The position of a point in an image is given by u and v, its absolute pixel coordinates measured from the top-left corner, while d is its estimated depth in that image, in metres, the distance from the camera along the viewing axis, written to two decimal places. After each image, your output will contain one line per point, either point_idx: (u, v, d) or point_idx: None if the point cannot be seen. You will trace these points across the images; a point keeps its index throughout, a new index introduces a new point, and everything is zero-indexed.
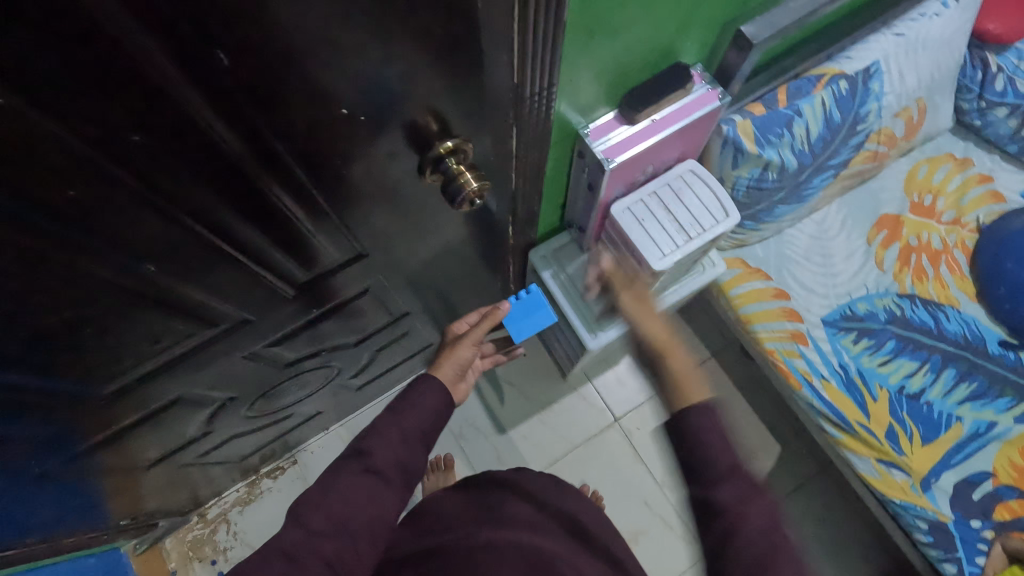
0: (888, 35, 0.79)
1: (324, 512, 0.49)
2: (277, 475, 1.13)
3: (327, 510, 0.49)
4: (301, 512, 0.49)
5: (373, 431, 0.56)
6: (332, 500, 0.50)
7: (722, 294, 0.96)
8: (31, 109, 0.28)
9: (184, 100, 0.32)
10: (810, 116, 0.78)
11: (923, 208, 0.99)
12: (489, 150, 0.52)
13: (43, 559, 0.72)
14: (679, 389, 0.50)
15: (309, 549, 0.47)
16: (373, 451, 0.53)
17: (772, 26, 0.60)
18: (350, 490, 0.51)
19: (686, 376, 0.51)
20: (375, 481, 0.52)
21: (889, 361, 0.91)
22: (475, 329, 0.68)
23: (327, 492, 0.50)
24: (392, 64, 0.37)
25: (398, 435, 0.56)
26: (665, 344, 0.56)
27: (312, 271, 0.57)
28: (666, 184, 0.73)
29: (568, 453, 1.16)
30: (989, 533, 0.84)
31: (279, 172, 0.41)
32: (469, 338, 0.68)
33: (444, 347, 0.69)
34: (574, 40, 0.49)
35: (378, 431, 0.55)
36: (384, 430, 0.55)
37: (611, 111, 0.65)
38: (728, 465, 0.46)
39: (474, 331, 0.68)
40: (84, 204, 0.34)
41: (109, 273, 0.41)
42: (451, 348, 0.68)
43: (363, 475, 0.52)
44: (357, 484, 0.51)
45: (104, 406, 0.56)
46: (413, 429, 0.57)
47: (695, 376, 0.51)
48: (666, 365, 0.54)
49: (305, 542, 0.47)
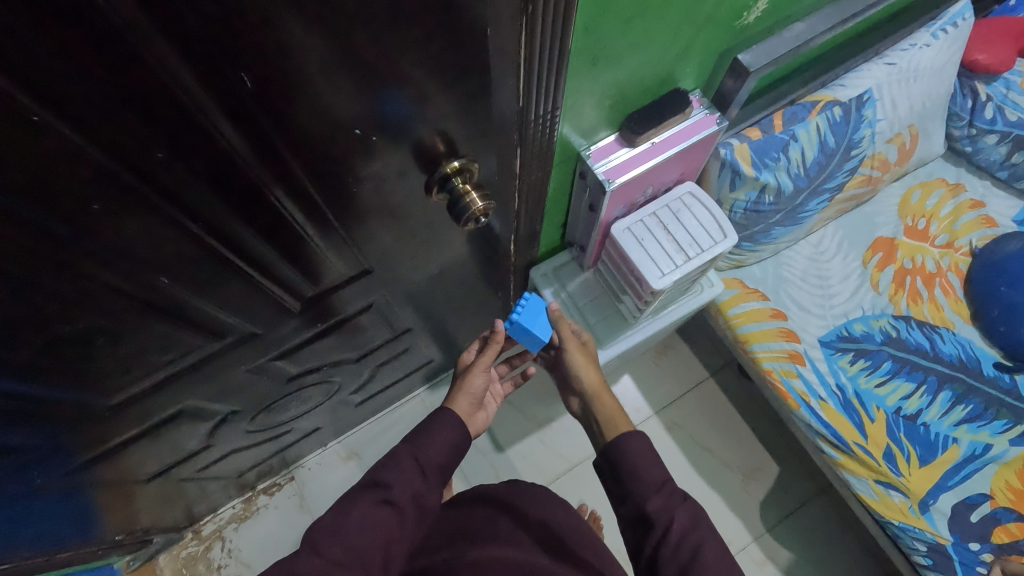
0: (880, 64, 0.82)
1: (339, 543, 0.49)
2: (273, 492, 1.13)
3: (344, 540, 0.49)
4: (319, 543, 0.48)
5: (390, 462, 0.55)
6: (347, 530, 0.50)
7: (721, 314, 0.97)
8: (65, 125, 0.29)
9: (207, 120, 0.34)
10: (805, 141, 0.80)
11: (917, 231, 1.01)
12: (494, 170, 0.54)
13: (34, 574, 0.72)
14: (611, 426, 0.62)
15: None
16: (391, 483, 0.54)
17: (767, 55, 0.61)
18: (365, 519, 0.51)
19: (616, 416, 0.63)
20: (390, 513, 0.52)
21: (885, 382, 0.92)
22: (483, 356, 0.68)
23: (343, 519, 0.50)
24: (404, 87, 0.38)
25: (414, 464, 0.56)
26: (599, 389, 0.67)
27: (318, 286, 0.58)
28: (666, 206, 0.75)
29: (566, 472, 1.15)
30: (987, 556, 0.84)
31: (292, 189, 0.43)
32: (480, 365, 0.68)
33: (457, 378, 0.70)
34: (579, 66, 0.51)
35: (394, 459, 0.55)
36: (399, 459, 0.55)
37: (612, 134, 0.67)
38: (655, 483, 0.53)
39: (483, 358, 0.67)
40: (105, 217, 0.36)
41: (124, 285, 0.42)
42: (463, 379, 0.68)
43: (379, 506, 0.52)
44: (373, 515, 0.51)
45: (108, 418, 0.56)
46: (431, 463, 0.57)
47: (622, 416, 0.63)
48: (600, 407, 0.65)
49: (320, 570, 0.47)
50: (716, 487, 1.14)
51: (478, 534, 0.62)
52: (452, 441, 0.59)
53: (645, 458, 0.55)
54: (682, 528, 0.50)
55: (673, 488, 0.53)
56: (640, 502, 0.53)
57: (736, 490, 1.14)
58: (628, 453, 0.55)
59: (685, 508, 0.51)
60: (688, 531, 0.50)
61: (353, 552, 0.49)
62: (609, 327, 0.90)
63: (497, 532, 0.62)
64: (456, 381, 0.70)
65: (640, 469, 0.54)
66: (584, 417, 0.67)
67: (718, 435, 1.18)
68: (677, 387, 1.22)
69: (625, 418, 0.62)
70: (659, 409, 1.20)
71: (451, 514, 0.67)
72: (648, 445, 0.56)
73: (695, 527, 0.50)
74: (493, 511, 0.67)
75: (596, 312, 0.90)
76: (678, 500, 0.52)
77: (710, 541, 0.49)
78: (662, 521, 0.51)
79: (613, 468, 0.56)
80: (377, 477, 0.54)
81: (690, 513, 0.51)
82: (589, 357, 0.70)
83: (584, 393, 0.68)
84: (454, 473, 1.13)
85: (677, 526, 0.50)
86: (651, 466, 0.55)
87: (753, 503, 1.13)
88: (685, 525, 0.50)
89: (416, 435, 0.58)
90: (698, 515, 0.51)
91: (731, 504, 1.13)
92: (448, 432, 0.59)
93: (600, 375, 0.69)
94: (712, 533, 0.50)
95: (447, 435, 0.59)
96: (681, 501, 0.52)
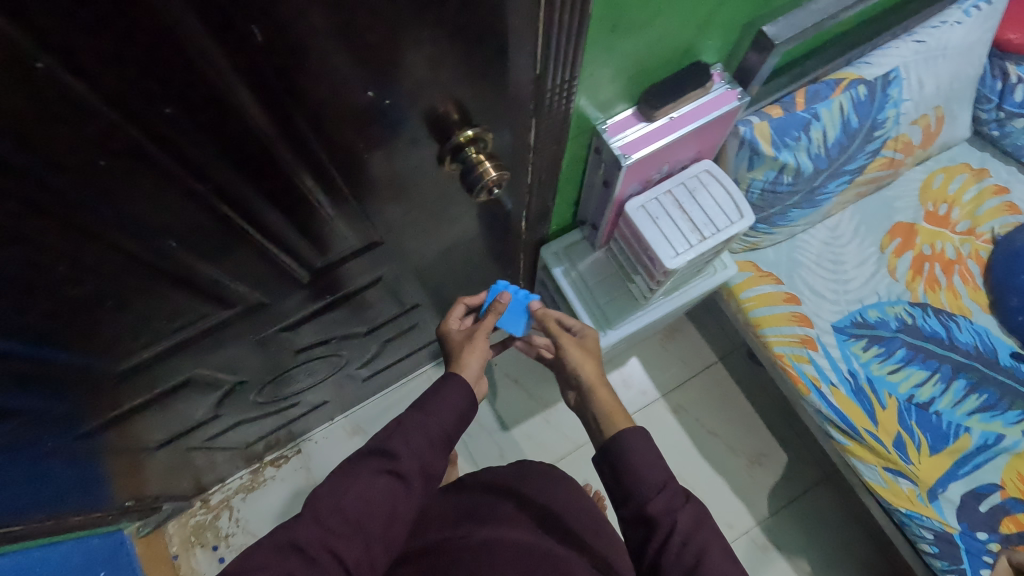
0: (908, 41, 0.79)
1: (339, 515, 0.49)
2: (280, 464, 1.14)
3: (346, 511, 0.49)
4: (320, 510, 0.49)
5: (398, 428, 0.55)
6: (350, 500, 0.50)
7: (733, 297, 0.96)
8: (73, 76, 0.28)
9: (217, 75, 0.32)
10: (827, 120, 0.77)
11: (937, 217, 0.99)
12: (507, 141, 0.52)
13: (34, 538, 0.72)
14: (608, 423, 0.61)
15: (325, 548, 0.48)
16: (399, 454, 0.53)
17: (794, 27, 0.59)
18: (362, 496, 0.50)
19: (615, 414, 0.62)
20: (395, 484, 0.52)
21: (899, 369, 0.90)
22: (485, 321, 0.67)
23: (342, 493, 0.50)
24: (418, 50, 0.37)
25: (426, 437, 0.55)
26: (597, 383, 0.65)
27: (327, 257, 0.57)
28: (682, 184, 0.73)
29: (571, 452, 1.16)
30: (994, 546, 0.83)
31: (304, 153, 0.42)
32: (483, 330, 0.67)
33: (456, 345, 0.67)
34: (598, 35, 0.49)
35: (403, 428, 0.55)
36: (408, 428, 0.55)
37: (630, 108, 0.65)
38: (658, 483, 0.52)
39: (485, 324, 0.67)
40: (113, 175, 0.35)
41: (133, 247, 0.41)
42: (469, 343, 0.66)
43: (383, 476, 0.52)
44: (376, 486, 0.51)
45: (115, 385, 0.56)
46: (439, 433, 0.56)
47: (621, 412, 0.62)
48: (597, 403, 0.64)
49: (321, 540, 0.48)
50: (720, 471, 1.14)
51: (481, 514, 0.62)
52: (460, 408, 0.59)
53: (646, 457, 0.54)
54: (686, 531, 0.50)
55: (675, 488, 0.53)
56: (640, 503, 0.52)
57: (741, 475, 1.14)
58: (625, 450, 0.54)
59: (688, 509, 0.51)
60: (692, 536, 0.50)
61: (351, 529, 0.49)
62: (619, 308, 0.89)
63: (500, 514, 0.62)
64: (455, 349, 0.67)
65: (639, 467, 0.54)
66: (581, 412, 0.66)
67: (725, 420, 1.18)
68: (686, 370, 1.21)
69: (624, 415, 0.61)
70: (666, 393, 1.20)
71: (457, 495, 0.67)
72: (648, 441, 0.55)
73: (697, 529, 0.50)
74: (498, 491, 0.67)
75: (606, 291, 0.89)
76: (680, 502, 0.52)
77: (713, 547, 0.49)
78: (664, 524, 0.51)
79: (612, 467, 0.55)
80: (382, 446, 0.54)
81: (693, 514, 0.51)
82: (587, 351, 0.68)
83: (581, 387, 0.66)
84: (458, 450, 1.14)
85: (681, 528, 0.50)
86: (653, 466, 0.54)
87: (758, 488, 1.13)
88: (688, 527, 0.50)
89: (428, 402, 0.57)
90: (701, 517, 0.51)
91: (735, 488, 1.13)
92: (456, 399, 0.58)
93: (599, 368, 0.67)
94: (715, 537, 0.50)
95: (457, 401, 0.58)
96: (682, 502, 0.52)
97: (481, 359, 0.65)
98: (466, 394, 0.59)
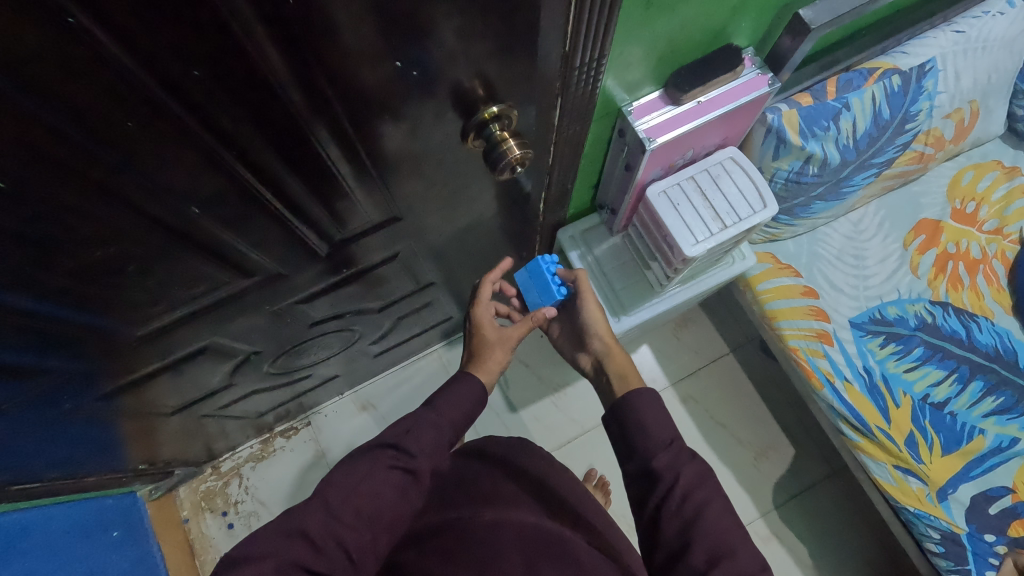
0: (947, 31, 0.76)
1: (340, 502, 0.50)
2: (290, 436, 1.15)
3: (346, 500, 0.50)
4: (330, 500, 0.49)
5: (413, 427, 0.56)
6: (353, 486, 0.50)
7: (750, 289, 0.95)
8: (102, 32, 0.28)
9: (246, 37, 0.32)
10: (858, 110, 0.75)
11: (964, 214, 0.96)
12: (532, 118, 0.51)
13: (46, 495, 0.74)
14: (621, 380, 0.62)
15: (321, 529, 0.48)
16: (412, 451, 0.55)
17: (831, 12, 0.57)
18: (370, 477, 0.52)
19: (628, 372, 0.63)
20: (393, 474, 0.53)
21: (914, 368, 0.89)
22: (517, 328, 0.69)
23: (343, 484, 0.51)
24: (449, 18, 0.36)
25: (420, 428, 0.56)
26: (611, 346, 0.67)
27: (345, 230, 0.57)
28: (706, 170, 0.72)
29: (577, 437, 1.16)
30: (1001, 548, 0.83)
31: (331, 122, 0.41)
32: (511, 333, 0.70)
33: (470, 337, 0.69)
34: (631, 10, 0.48)
35: (417, 429, 0.56)
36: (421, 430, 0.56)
37: (657, 91, 0.64)
38: (663, 440, 0.53)
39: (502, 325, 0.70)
40: (140, 135, 0.35)
41: (156, 211, 0.42)
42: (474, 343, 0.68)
43: (393, 471, 0.53)
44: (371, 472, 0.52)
45: (132, 351, 0.57)
46: (434, 421, 0.57)
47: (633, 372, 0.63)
48: (612, 363, 0.65)
49: (322, 526, 0.48)
50: (727, 461, 1.14)
51: (488, 493, 0.61)
52: (464, 410, 0.61)
53: (653, 417, 0.54)
54: (687, 487, 0.50)
55: (681, 447, 0.53)
56: (645, 458, 0.52)
57: (748, 467, 1.14)
58: (636, 411, 0.55)
59: (693, 466, 0.51)
60: (693, 491, 0.49)
61: (352, 509, 0.50)
62: (634, 295, 0.88)
63: (506, 494, 0.62)
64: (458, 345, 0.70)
65: (648, 428, 0.54)
66: (595, 374, 0.68)
67: (735, 411, 1.18)
68: (696, 360, 1.21)
69: (636, 375, 0.62)
70: (675, 381, 1.20)
71: (462, 468, 0.67)
72: (657, 404, 0.55)
73: (701, 485, 0.50)
74: (502, 471, 0.67)
75: (622, 277, 0.88)
76: (685, 459, 0.52)
77: (715, 502, 0.49)
78: (668, 478, 0.51)
79: (619, 422, 0.56)
80: (397, 441, 0.55)
81: (697, 472, 0.51)
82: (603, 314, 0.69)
83: (596, 351, 0.68)
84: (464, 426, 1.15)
85: (682, 483, 0.50)
86: (659, 424, 0.54)
87: (765, 481, 1.13)
88: (691, 483, 0.50)
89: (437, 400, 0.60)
90: (704, 475, 0.51)
91: (741, 480, 1.13)
92: (451, 397, 0.60)
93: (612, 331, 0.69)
94: (717, 494, 0.50)
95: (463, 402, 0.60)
96: (688, 460, 0.52)
97: (482, 355, 0.68)
98: (465, 385, 0.61)
